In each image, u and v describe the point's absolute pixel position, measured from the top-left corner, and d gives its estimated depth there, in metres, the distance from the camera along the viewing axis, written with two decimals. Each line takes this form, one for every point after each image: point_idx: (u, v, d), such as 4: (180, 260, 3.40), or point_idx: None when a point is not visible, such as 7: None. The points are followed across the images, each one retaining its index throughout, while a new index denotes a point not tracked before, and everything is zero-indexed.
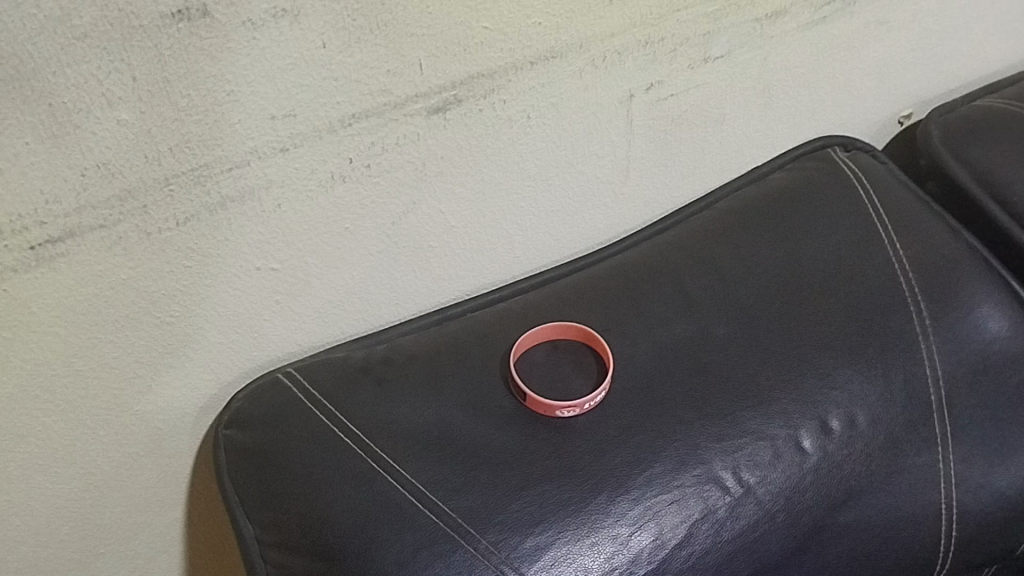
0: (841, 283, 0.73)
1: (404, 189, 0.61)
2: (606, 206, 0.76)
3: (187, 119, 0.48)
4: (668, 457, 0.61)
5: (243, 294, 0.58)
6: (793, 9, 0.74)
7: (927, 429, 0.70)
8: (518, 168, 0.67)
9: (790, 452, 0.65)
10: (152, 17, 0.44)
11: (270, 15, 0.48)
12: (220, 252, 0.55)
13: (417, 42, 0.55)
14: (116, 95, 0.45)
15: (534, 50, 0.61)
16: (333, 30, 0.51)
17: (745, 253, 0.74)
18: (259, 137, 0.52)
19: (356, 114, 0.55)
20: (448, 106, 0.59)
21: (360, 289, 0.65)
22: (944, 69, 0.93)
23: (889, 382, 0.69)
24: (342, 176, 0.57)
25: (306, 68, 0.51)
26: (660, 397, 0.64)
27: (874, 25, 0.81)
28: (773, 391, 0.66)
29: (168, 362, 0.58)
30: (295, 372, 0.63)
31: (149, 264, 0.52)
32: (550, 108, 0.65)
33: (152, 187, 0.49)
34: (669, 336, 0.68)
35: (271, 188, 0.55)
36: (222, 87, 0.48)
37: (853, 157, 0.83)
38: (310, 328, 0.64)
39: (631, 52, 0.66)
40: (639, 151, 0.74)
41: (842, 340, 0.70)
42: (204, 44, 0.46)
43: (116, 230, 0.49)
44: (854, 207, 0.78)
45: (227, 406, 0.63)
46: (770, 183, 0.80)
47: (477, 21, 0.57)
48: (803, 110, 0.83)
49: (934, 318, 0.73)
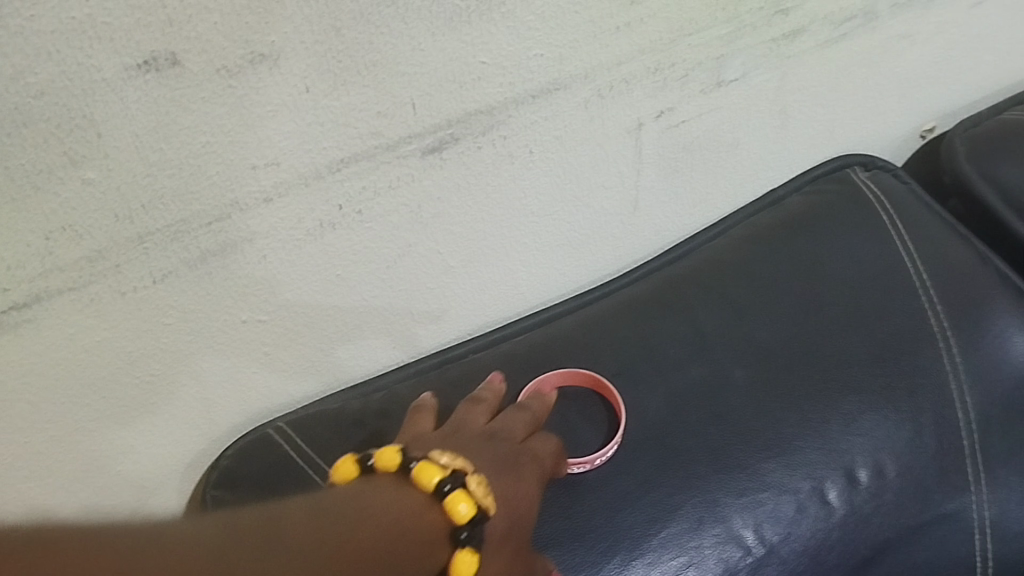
0: (865, 318, 0.69)
1: (398, 232, 0.58)
2: (615, 238, 0.72)
3: (159, 174, 0.45)
4: (684, 516, 0.59)
5: (228, 348, 0.55)
6: (812, 27, 0.69)
7: (961, 477, 0.66)
8: (521, 205, 0.63)
9: (815, 506, 0.61)
10: (116, 69, 0.41)
11: (247, 60, 0.44)
12: (202, 308, 0.52)
13: (408, 80, 0.51)
14: (80, 153, 0.42)
15: (537, 84, 0.57)
16: (317, 73, 0.47)
17: (764, 287, 0.70)
18: (240, 188, 0.49)
19: (345, 158, 0.52)
20: (444, 145, 0.55)
21: (355, 336, 0.62)
22: (972, 81, 0.88)
23: (920, 428, 0.65)
24: (332, 223, 0.54)
25: (288, 114, 0.48)
26: (673, 450, 0.61)
27: (897, 40, 0.77)
28: (795, 440, 0.63)
29: (151, 420, 0.55)
30: (287, 427, 0.60)
31: (127, 323, 0.49)
32: (554, 141, 0.61)
33: (124, 246, 0.46)
34: (684, 381, 0.65)
35: (255, 240, 0.51)
36: (197, 138, 0.45)
37: (875, 177, 0.78)
38: (303, 377, 0.61)
39: (639, 80, 0.62)
40: (649, 180, 0.70)
41: (869, 381, 0.66)
42: (174, 95, 0.43)
43: (88, 292, 0.47)
44: (877, 233, 0.73)
45: (215, 464, 0.60)
46: (787, 208, 0.76)
47: (474, 56, 0.53)
48: (823, 130, 0.79)
49: (966, 355, 0.68)
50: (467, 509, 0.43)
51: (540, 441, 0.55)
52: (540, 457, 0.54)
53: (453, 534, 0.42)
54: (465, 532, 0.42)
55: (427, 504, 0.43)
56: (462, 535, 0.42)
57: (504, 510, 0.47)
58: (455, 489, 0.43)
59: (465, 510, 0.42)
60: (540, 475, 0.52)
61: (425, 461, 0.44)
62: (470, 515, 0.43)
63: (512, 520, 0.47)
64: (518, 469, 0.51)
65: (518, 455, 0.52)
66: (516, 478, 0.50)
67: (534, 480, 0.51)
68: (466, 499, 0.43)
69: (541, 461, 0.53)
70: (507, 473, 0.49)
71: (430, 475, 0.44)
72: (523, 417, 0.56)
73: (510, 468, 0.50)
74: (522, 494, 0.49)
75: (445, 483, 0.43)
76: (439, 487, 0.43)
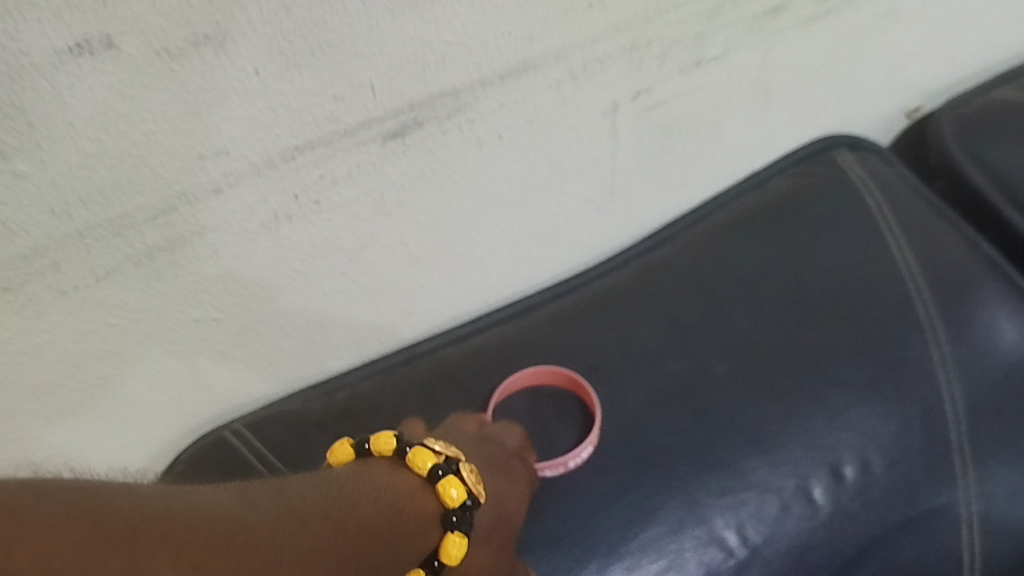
0: (852, 308, 0.67)
1: (360, 222, 0.55)
2: (590, 225, 0.69)
3: (98, 165, 0.42)
4: (665, 518, 0.57)
5: (182, 348, 0.52)
6: (794, 3, 0.67)
7: (947, 471, 0.63)
8: (491, 192, 0.60)
9: (799, 504, 0.59)
10: (45, 52, 0.38)
11: (190, 42, 0.41)
12: (151, 307, 0.49)
13: (367, 62, 0.48)
14: (9, 145, 0.39)
15: (505, 64, 0.54)
16: (268, 56, 0.44)
17: (747, 275, 0.68)
18: (186, 179, 0.46)
19: (300, 146, 0.48)
20: (407, 130, 0.52)
21: (317, 331, 0.59)
22: (960, 60, 0.85)
23: (906, 420, 0.63)
24: (287, 215, 0.51)
25: (237, 100, 0.45)
26: (652, 448, 0.59)
27: (883, 15, 0.74)
28: (779, 435, 0.61)
29: (101, 423, 0.53)
30: (245, 430, 0.57)
31: (70, 324, 0.47)
32: (524, 125, 0.58)
33: (62, 243, 0.43)
34: (662, 376, 0.63)
35: (206, 234, 0.48)
36: (138, 127, 0.42)
37: (861, 160, 0.76)
38: (263, 376, 0.59)
39: (614, 59, 0.59)
40: (626, 164, 0.67)
41: (854, 374, 0.64)
42: (111, 80, 0.40)
43: (25, 292, 0.44)
44: (862, 219, 0.71)
45: (168, 470, 0.57)
46: (770, 192, 0.74)
47: (437, 35, 0.50)
48: (806, 110, 0.76)
49: (953, 344, 0.66)
50: (458, 494, 0.42)
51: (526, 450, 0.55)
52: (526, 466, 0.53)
53: (443, 516, 0.41)
54: (456, 515, 0.41)
55: (420, 488, 0.42)
56: (452, 517, 0.41)
57: (492, 504, 0.47)
58: (448, 474, 0.43)
59: (456, 495, 0.42)
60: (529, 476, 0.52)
61: (419, 447, 0.44)
62: (461, 500, 0.42)
63: (499, 515, 0.47)
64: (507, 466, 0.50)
65: (509, 460, 0.51)
66: (506, 477, 0.49)
67: (523, 478, 0.51)
68: (458, 485, 0.42)
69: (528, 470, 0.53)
70: (499, 472, 0.49)
71: (424, 459, 0.43)
72: (516, 430, 0.55)
73: (501, 470, 0.50)
74: (510, 496, 0.48)
75: (438, 468, 0.43)
76: (432, 470, 0.42)
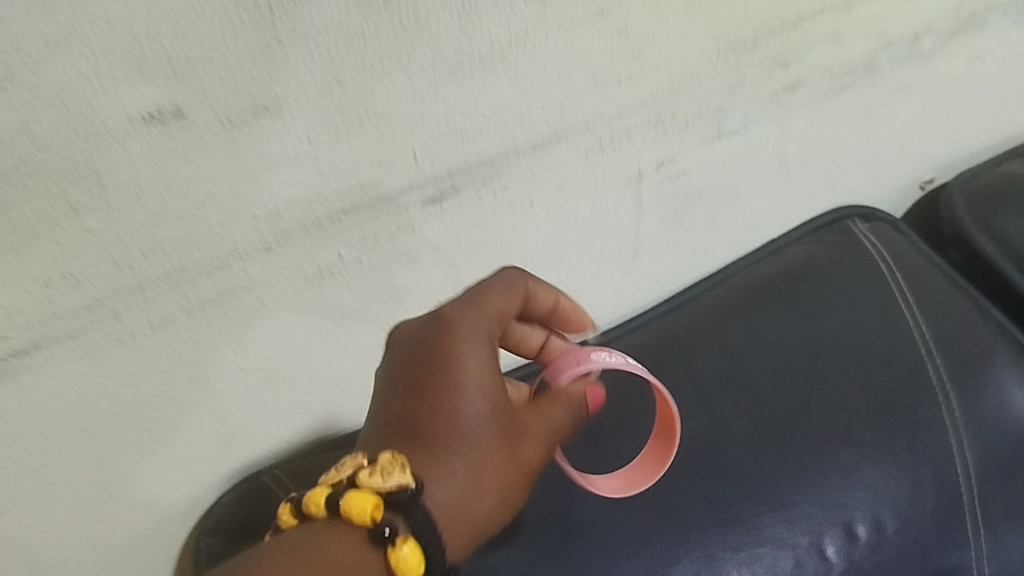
0: (864, 370, 0.68)
1: (397, 281, 0.58)
2: (614, 285, 0.72)
3: (161, 224, 0.46)
4: (682, 571, 0.58)
5: (226, 395, 0.55)
6: (811, 80, 0.70)
7: (962, 533, 0.66)
8: (520, 254, 0.64)
9: (813, 563, 0.61)
10: (121, 121, 0.42)
11: (250, 113, 0.45)
12: (200, 358, 0.52)
13: (410, 132, 0.52)
14: (82, 203, 0.43)
15: (537, 135, 0.58)
16: (320, 125, 0.48)
17: (764, 336, 0.70)
18: (240, 237, 0.49)
19: (345, 209, 0.52)
20: (445, 195, 0.56)
21: (351, 384, 0.62)
22: (973, 135, 0.88)
23: (919, 480, 0.65)
24: (331, 272, 0.54)
25: (290, 165, 0.48)
26: (670, 501, 0.61)
27: (896, 92, 0.77)
28: (794, 493, 0.62)
29: (146, 466, 0.55)
30: (283, 476, 0.60)
31: (123, 370, 0.50)
32: (554, 192, 0.62)
33: (124, 293, 0.47)
34: (680, 431, 0.64)
35: (254, 288, 0.51)
36: (199, 189, 0.46)
37: (874, 230, 0.79)
38: (299, 426, 0.61)
39: (640, 131, 0.63)
40: (649, 230, 0.70)
41: (868, 435, 0.65)
42: (178, 146, 0.44)
43: (86, 339, 0.47)
44: (875, 285, 0.73)
45: (210, 512, 0.60)
46: (787, 258, 0.76)
47: (476, 109, 0.54)
48: (822, 181, 0.79)
49: (966, 408, 0.68)
50: (367, 504, 0.43)
51: (468, 306, 0.49)
52: (468, 341, 0.47)
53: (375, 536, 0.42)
54: (387, 527, 0.42)
55: (333, 525, 0.43)
56: (384, 532, 0.42)
57: (458, 452, 0.46)
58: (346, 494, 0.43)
59: (367, 509, 0.43)
60: (476, 358, 0.47)
61: (314, 487, 0.45)
62: (376, 506, 0.43)
63: (472, 462, 0.46)
64: (437, 385, 0.47)
65: (439, 369, 0.47)
66: (441, 412, 0.46)
67: (469, 375, 0.47)
68: (364, 496, 0.43)
69: (472, 336, 0.48)
70: (441, 404, 0.46)
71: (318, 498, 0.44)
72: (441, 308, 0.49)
73: (431, 408, 0.46)
74: (448, 414, 0.46)
75: (335, 496, 0.43)
76: (330, 502, 0.43)
